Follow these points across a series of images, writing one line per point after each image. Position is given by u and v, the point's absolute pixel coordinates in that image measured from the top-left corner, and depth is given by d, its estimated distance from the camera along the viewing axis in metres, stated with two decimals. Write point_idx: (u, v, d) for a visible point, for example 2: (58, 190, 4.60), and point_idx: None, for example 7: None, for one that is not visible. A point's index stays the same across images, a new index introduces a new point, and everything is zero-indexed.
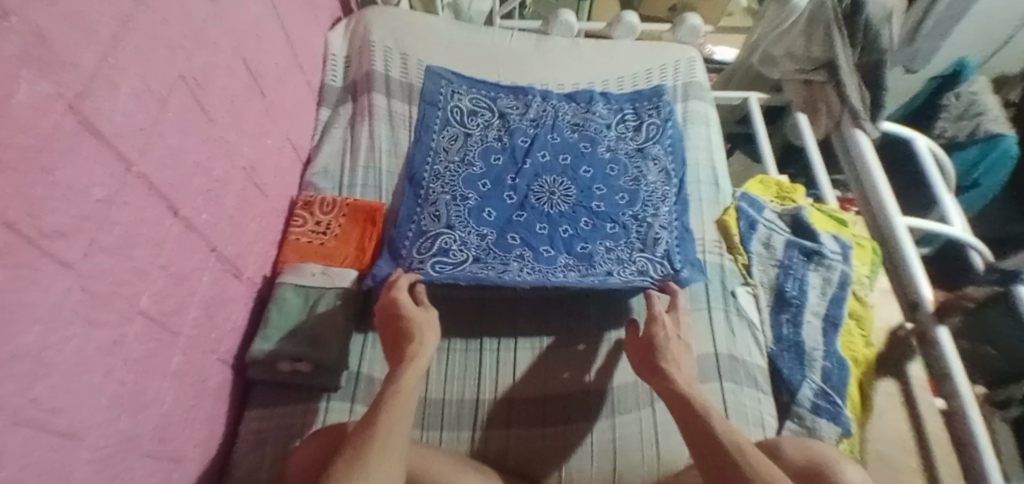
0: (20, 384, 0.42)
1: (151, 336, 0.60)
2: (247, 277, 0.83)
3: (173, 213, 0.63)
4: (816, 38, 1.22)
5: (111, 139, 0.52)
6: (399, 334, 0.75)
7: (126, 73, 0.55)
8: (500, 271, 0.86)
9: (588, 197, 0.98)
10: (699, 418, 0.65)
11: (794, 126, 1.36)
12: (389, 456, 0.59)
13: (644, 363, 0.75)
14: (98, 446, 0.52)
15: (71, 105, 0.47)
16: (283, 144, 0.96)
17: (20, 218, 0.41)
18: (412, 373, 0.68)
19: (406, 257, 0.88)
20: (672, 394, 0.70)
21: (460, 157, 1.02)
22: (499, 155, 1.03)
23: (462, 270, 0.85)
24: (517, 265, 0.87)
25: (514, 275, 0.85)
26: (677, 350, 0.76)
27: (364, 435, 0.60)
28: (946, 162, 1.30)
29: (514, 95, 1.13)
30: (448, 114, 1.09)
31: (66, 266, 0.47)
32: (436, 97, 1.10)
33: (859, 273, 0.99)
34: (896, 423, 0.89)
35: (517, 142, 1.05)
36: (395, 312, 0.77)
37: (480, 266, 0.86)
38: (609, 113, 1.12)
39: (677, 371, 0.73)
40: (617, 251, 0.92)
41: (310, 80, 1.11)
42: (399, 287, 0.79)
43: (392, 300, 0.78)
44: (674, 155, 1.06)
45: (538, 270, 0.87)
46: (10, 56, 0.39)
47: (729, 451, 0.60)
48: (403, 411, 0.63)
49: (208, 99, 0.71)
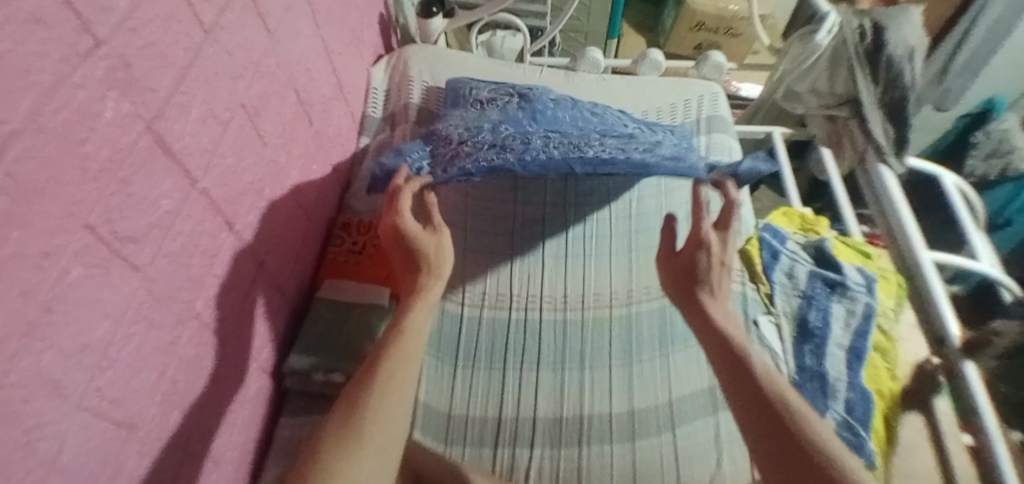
0: (86, 374, 0.47)
1: (201, 339, 0.65)
2: (287, 291, 0.88)
3: (227, 226, 0.69)
4: (840, 74, 1.25)
5: (179, 157, 0.59)
6: (409, 256, 0.76)
7: (194, 99, 0.62)
8: (519, 153, 0.89)
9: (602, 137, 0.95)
10: (739, 355, 0.62)
11: (818, 161, 1.37)
12: (387, 409, 0.57)
13: (681, 289, 0.73)
14: (147, 437, 0.56)
15: (147, 125, 0.53)
16: (326, 169, 1.04)
17: (98, 223, 0.46)
18: (421, 310, 0.70)
19: (416, 163, 0.95)
20: (704, 324, 0.68)
21: (478, 114, 1.03)
22: (514, 102, 1.03)
23: (483, 156, 0.90)
24: (541, 143, 0.92)
25: (535, 154, 0.89)
26: (719, 281, 0.73)
27: (360, 394, 0.58)
28: (976, 201, 1.29)
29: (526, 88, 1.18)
30: (462, 98, 1.10)
31: (133, 269, 0.52)
32: (456, 101, 1.11)
33: (885, 305, 0.98)
34: (923, 460, 0.87)
35: (534, 92, 1.06)
36: (399, 232, 0.76)
37: (498, 148, 0.91)
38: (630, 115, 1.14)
39: (714, 301, 0.71)
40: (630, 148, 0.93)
41: (353, 110, 1.19)
42: (399, 209, 0.78)
43: (395, 224, 0.77)
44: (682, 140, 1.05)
45: (567, 143, 0.92)
46: (99, 80, 0.46)
47: (771, 398, 0.56)
48: (409, 360, 0.63)
49: (263, 125, 0.79)
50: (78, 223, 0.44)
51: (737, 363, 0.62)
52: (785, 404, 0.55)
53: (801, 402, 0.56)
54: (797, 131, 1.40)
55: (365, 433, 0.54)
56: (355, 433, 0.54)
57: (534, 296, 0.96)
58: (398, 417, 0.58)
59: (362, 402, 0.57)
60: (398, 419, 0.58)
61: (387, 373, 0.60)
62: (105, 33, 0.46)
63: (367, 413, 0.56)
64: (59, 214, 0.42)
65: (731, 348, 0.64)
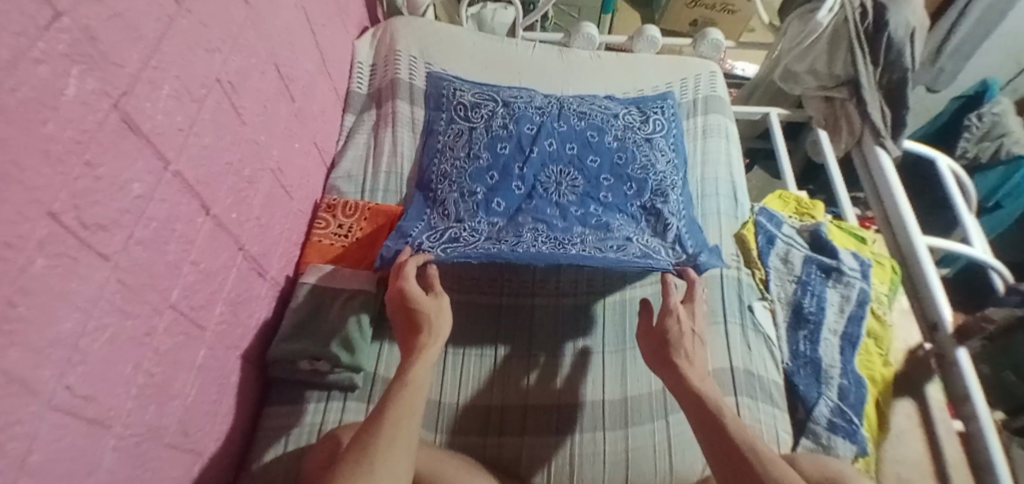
0: (56, 370, 0.43)
1: (180, 329, 0.62)
2: (271, 276, 0.85)
3: (204, 210, 0.65)
4: (839, 55, 1.21)
5: (151, 137, 0.54)
6: (411, 323, 0.76)
7: (167, 74, 0.57)
8: (513, 244, 0.85)
9: (596, 188, 0.97)
10: (711, 412, 0.67)
11: (814, 143, 1.36)
12: (395, 453, 0.60)
13: (658, 357, 0.76)
14: (125, 434, 0.54)
15: (115, 102, 0.49)
16: (310, 149, 0.99)
17: (63, 209, 0.42)
18: (422, 366, 0.70)
19: (416, 240, 0.87)
20: (683, 390, 0.71)
21: (467, 152, 1.01)
22: (506, 144, 1.01)
23: (476, 243, 0.86)
24: (531, 235, 0.88)
25: (527, 247, 0.85)
26: (696, 350, 0.76)
27: (368, 438, 0.60)
28: (969, 184, 1.29)
29: (517, 89, 1.13)
30: (452, 113, 1.08)
31: (103, 258, 0.48)
32: (439, 101, 1.12)
33: (878, 291, 0.97)
34: (914, 447, 0.88)
35: (522, 130, 1.03)
36: (404, 301, 0.77)
37: (491, 238, 0.87)
38: (616, 106, 1.11)
39: (690, 367, 0.73)
40: (631, 229, 0.93)
41: (337, 86, 1.14)
42: (406, 275, 0.78)
43: (400, 290, 0.77)
44: (677, 151, 1.07)
45: (552, 238, 0.88)
46: (61, 54, 0.42)
47: (746, 454, 0.62)
48: (410, 410, 0.64)
49: (241, 102, 0.74)
50: (42, 210, 0.40)
51: (721, 452, 0.63)
52: (756, 455, 0.62)
53: (779, 464, 0.61)
54: (794, 112, 1.38)
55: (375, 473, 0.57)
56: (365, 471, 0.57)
57: (527, 284, 0.94)
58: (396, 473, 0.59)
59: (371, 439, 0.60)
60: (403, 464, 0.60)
61: (392, 423, 0.62)
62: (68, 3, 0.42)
63: (376, 454, 0.59)
64: (21, 201, 0.38)
65: (743, 460, 0.61)
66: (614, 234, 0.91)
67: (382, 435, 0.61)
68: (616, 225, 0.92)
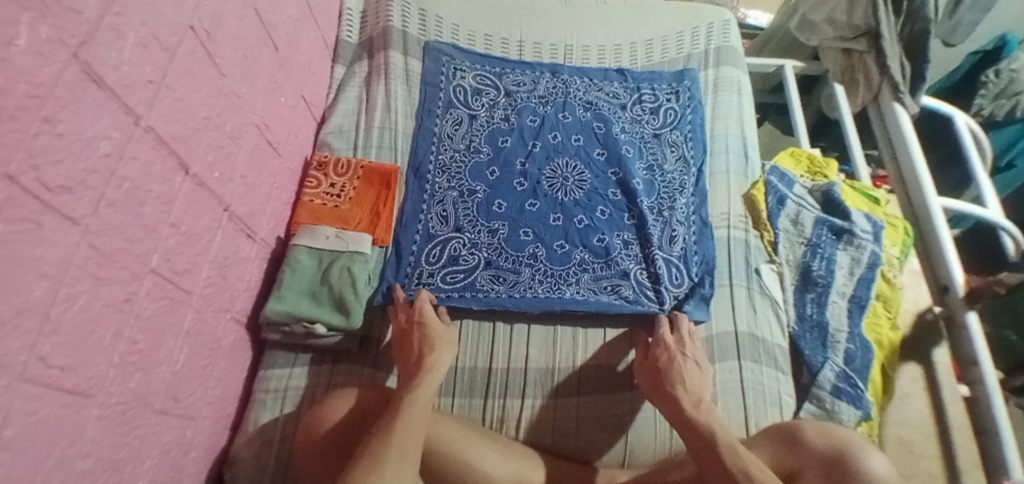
0: (27, 341, 0.41)
1: (163, 294, 0.59)
2: (260, 237, 0.81)
3: (183, 169, 0.61)
4: (860, 3, 1.13)
5: (117, 89, 0.50)
6: (417, 341, 0.73)
7: (132, 20, 0.51)
8: (510, 287, 0.85)
9: (605, 184, 0.96)
10: (694, 426, 0.65)
11: (829, 99, 1.28)
12: (405, 454, 0.58)
13: (653, 386, 0.73)
14: (110, 403, 0.52)
15: (73, 53, 0.44)
16: (297, 102, 0.93)
17: (22, 171, 0.38)
18: (428, 382, 0.67)
19: (414, 268, 0.86)
20: (679, 421, 0.67)
21: (466, 144, 0.99)
22: (507, 137, 1.00)
23: (473, 278, 0.86)
24: (529, 272, 0.86)
25: (524, 289, 0.85)
26: (689, 374, 0.72)
27: (379, 450, 0.57)
28: (985, 140, 1.23)
29: (520, 71, 1.08)
30: (450, 94, 1.04)
31: (72, 222, 0.45)
32: (437, 77, 1.05)
33: (889, 253, 0.95)
34: (918, 408, 0.90)
35: (525, 122, 1.02)
36: (417, 320, 0.76)
37: (491, 273, 0.86)
38: (625, 92, 1.07)
39: (687, 395, 0.69)
40: (637, 252, 0.89)
41: (325, 35, 1.06)
42: (422, 299, 0.78)
43: (416, 311, 0.77)
44: (694, 141, 1.01)
45: (550, 275, 0.86)
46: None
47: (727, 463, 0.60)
48: (418, 424, 0.61)
49: (218, 51, 0.68)
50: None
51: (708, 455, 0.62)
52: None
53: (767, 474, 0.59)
54: (809, 65, 1.30)
55: (385, 471, 0.56)
56: (375, 469, 0.56)
57: None
58: (403, 474, 0.57)
59: (385, 437, 0.59)
60: (411, 454, 0.59)
61: (403, 435, 0.59)
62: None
63: (387, 458, 0.57)
64: None
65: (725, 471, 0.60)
66: (614, 265, 0.88)
67: (391, 442, 0.58)
68: (618, 246, 0.89)
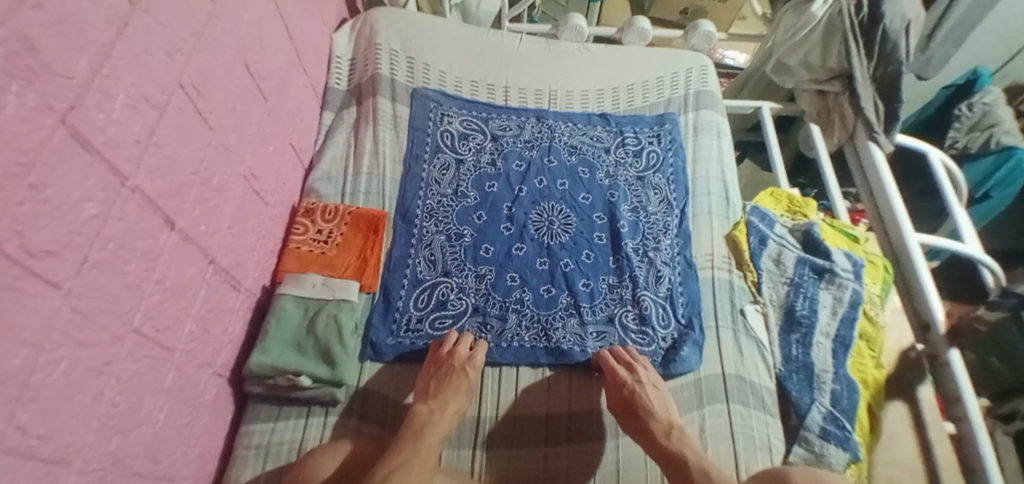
0: (4, 410, 0.40)
1: (144, 352, 0.58)
2: (245, 287, 0.81)
3: (168, 224, 0.61)
4: (833, 48, 1.18)
5: (104, 151, 0.50)
6: (451, 381, 0.75)
7: (121, 82, 0.52)
8: (498, 334, 0.85)
9: (589, 228, 0.97)
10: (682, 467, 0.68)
11: (806, 138, 1.32)
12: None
13: (631, 426, 0.74)
14: (87, 469, 0.51)
15: (61, 118, 0.44)
16: (285, 150, 0.94)
17: (6, 238, 0.39)
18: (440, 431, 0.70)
19: (402, 314, 0.87)
20: (664, 453, 0.70)
21: (453, 189, 1.01)
22: (494, 182, 1.02)
23: (461, 324, 0.86)
24: (515, 319, 0.87)
25: (511, 337, 0.85)
26: (655, 400, 0.75)
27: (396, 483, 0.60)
28: (959, 175, 1.26)
29: (506, 116, 1.11)
30: (437, 139, 1.06)
31: (53, 286, 0.45)
32: (425, 123, 1.08)
33: (871, 291, 0.96)
34: (906, 447, 0.90)
35: (511, 167, 1.04)
36: (465, 364, 0.77)
37: (479, 319, 0.87)
38: (609, 136, 1.10)
39: (660, 424, 0.73)
40: (623, 295, 0.90)
41: (314, 82, 1.09)
42: (479, 349, 0.80)
43: (471, 356, 0.79)
44: (676, 184, 1.04)
45: (536, 321, 0.87)
46: None
47: None
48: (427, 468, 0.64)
49: (207, 105, 0.69)
50: None
51: None
52: None
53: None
54: (786, 106, 1.34)
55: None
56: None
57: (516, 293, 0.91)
58: None
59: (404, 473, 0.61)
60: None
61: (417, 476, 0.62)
62: (6, 12, 0.37)
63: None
64: None
65: None
66: (599, 310, 0.88)
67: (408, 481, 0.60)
68: (603, 290, 0.90)
